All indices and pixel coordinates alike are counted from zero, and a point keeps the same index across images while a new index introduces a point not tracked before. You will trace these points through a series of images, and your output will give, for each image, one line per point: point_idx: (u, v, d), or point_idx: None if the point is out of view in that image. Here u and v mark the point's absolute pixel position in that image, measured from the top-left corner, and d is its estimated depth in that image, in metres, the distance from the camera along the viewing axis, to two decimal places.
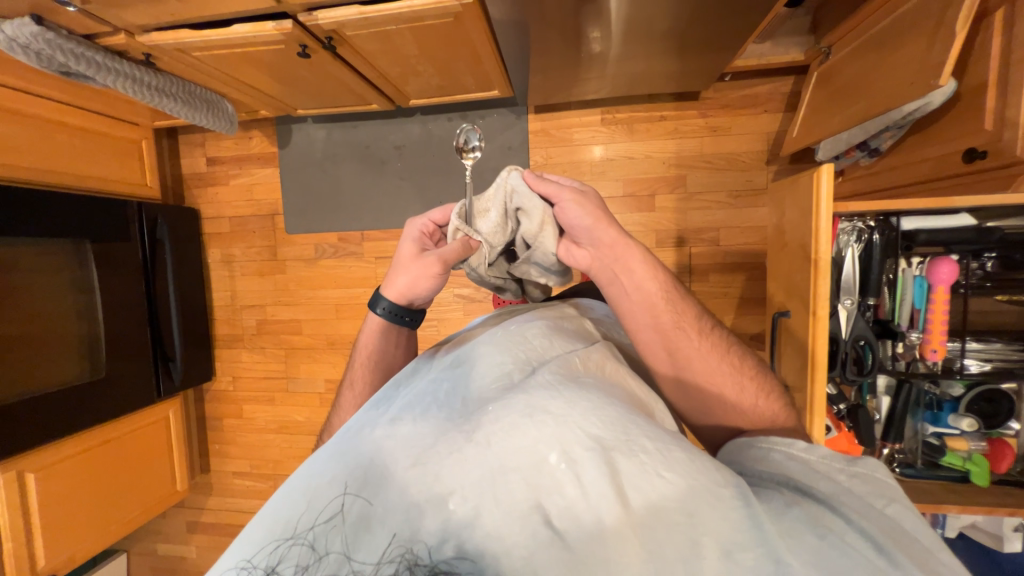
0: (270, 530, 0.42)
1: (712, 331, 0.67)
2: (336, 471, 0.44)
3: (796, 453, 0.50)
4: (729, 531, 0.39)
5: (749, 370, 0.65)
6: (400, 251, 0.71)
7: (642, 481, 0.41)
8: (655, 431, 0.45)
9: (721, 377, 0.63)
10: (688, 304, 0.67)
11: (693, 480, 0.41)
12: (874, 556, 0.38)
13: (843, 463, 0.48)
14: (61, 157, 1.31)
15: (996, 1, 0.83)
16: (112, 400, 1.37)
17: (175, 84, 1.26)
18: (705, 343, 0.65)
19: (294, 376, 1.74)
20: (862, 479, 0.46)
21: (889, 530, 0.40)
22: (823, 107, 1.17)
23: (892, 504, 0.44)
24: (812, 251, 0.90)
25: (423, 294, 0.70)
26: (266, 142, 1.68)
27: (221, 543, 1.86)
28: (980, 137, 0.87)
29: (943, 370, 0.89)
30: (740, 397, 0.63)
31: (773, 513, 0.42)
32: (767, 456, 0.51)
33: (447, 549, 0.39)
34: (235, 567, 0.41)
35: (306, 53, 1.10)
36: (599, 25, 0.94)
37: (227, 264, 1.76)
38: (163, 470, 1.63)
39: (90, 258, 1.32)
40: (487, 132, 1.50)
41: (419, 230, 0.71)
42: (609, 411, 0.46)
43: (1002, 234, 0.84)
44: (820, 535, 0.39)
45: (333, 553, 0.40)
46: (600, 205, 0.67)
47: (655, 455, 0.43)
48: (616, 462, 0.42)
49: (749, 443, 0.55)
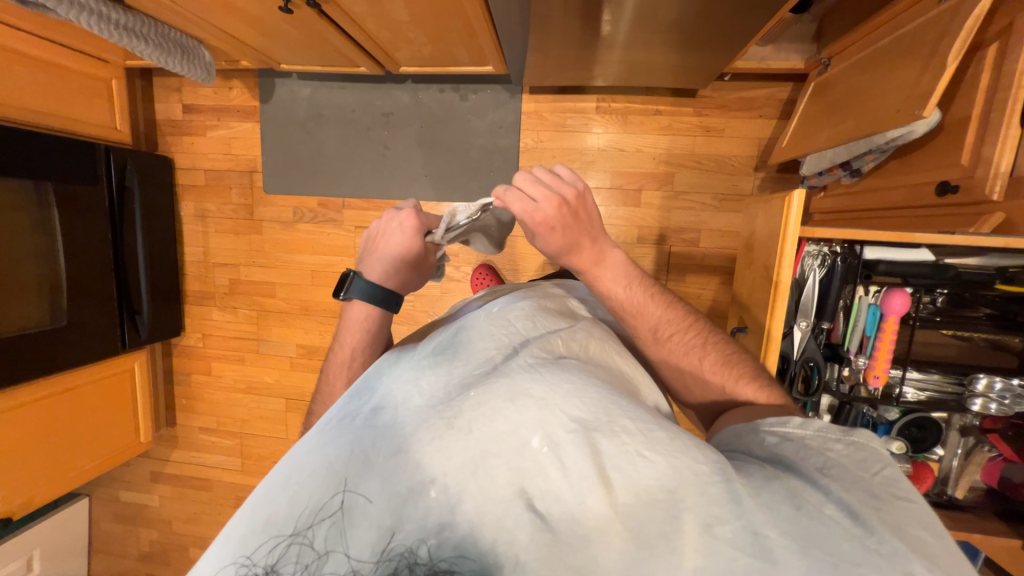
0: (260, 527, 0.43)
1: (675, 334, 0.66)
2: (322, 466, 0.45)
3: (790, 432, 0.49)
4: (709, 504, 0.40)
5: (714, 363, 0.66)
6: (404, 248, 0.70)
7: (624, 461, 0.42)
8: (636, 412, 0.46)
9: (682, 374, 0.67)
10: (649, 317, 0.65)
11: (673, 459, 0.42)
12: (850, 524, 0.39)
13: (838, 434, 0.48)
14: (22, 89, 1.22)
15: (991, 35, 0.84)
16: (73, 349, 1.34)
17: (148, 25, 1.18)
18: (662, 351, 0.66)
19: (265, 339, 1.72)
20: (857, 447, 0.47)
21: (869, 501, 0.41)
22: (813, 121, 1.18)
23: (888, 467, 0.45)
24: (774, 272, 0.95)
25: (418, 287, 0.76)
26: (246, 94, 1.59)
27: (184, 496, 1.87)
28: (954, 172, 0.91)
29: (882, 396, 0.95)
30: (705, 389, 0.66)
31: (753, 486, 0.42)
32: (759, 440, 0.50)
33: (437, 545, 0.41)
34: (234, 562, 0.42)
35: (289, 9, 1.03)
36: (610, 9, 0.91)
37: (200, 219, 1.69)
38: (127, 422, 1.61)
39: (52, 201, 1.25)
40: (480, 108, 1.46)
41: (423, 228, 0.71)
42: (591, 393, 0.47)
43: (957, 272, 0.88)
44: (798, 506, 0.40)
45: (326, 552, 0.41)
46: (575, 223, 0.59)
47: (635, 435, 0.44)
48: (597, 443, 0.43)
49: (745, 425, 0.53)
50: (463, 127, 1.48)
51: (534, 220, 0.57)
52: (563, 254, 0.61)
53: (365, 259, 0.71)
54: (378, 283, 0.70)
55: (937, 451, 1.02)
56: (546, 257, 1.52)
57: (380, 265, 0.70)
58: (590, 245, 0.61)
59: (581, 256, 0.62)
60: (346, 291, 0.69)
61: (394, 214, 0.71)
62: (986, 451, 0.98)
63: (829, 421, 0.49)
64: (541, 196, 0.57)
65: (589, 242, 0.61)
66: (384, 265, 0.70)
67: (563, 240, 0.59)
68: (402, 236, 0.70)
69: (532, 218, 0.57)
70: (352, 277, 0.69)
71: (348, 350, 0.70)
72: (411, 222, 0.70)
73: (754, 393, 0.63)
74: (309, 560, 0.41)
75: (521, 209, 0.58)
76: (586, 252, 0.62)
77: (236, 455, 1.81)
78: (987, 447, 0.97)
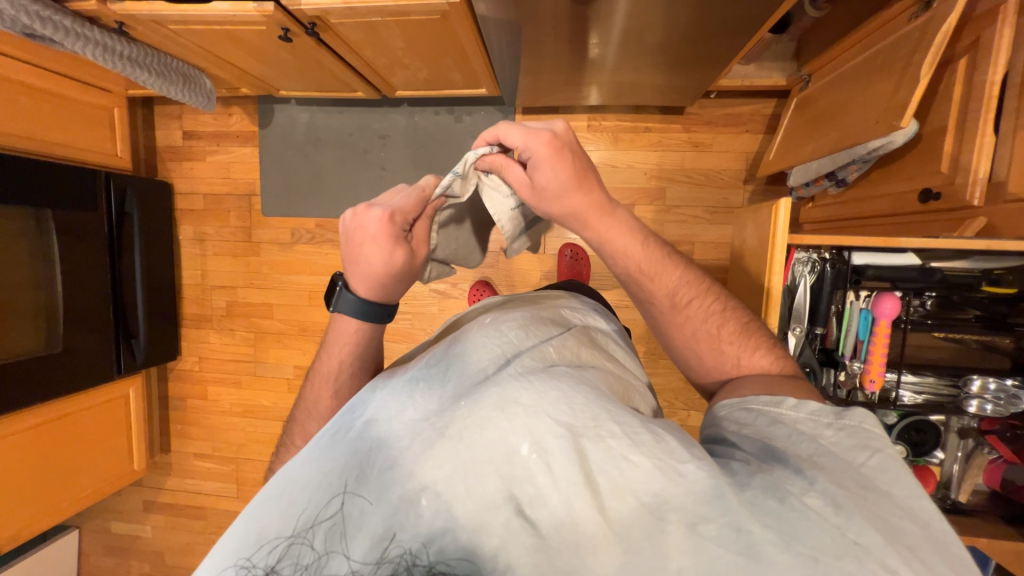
0: (259, 530, 0.43)
1: (693, 300, 0.65)
2: (320, 474, 0.45)
3: (781, 414, 0.51)
4: (693, 503, 0.40)
5: (730, 333, 0.65)
6: (381, 258, 0.60)
7: (609, 464, 0.42)
8: (624, 416, 0.46)
9: (697, 343, 0.65)
10: (667, 281, 0.65)
11: (659, 461, 0.42)
12: (832, 514, 0.39)
13: (830, 416, 0.49)
14: (27, 120, 1.25)
15: (960, 49, 0.89)
16: (68, 376, 1.32)
17: (150, 55, 1.21)
18: (680, 319, 0.65)
19: (262, 361, 1.72)
20: (847, 432, 0.47)
21: (853, 490, 0.41)
22: (798, 133, 1.22)
23: (874, 455, 0.44)
24: (765, 279, 0.97)
25: (404, 290, 0.66)
26: (246, 120, 1.63)
27: (178, 525, 1.82)
28: (936, 179, 0.94)
29: (879, 401, 0.94)
30: (717, 362, 0.65)
31: (738, 482, 0.43)
32: (753, 420, 0.51)
33: (436, 552, 0.40)
34: (233, 566, 0.42)
35: (288, 37, 1.07)
36: (599, 32, 0.95)
37: (199, 242, 1.71)
38: (120, 449, 1.58)
39: (51, 228, 1.26)
40: (475, 129, 1.50)
41: (402, 236, 0.60)
42: (579, 398, 0.46)
43: (943, 274, 0.90)
44: (780, 499, 0.40)
45: (327, 557, 0.41)
46: (576, 154, 0.59)
47: (622, 439, 0.44)
48: (584, 448, 0.43)
49: (737, 405, 0.54)
50: (458, 147, 1.52)
51: (532, 146, 0.57)
52: (567, 191, 0.59)
53: (352, 272, 0.62)
54: (366, 300, 0.64)
55: (938, 455, 1.02)
56: (544, 272, 1.54)
57: (363, 280, 0.62)
58: (594, 195, 0.60)
59: (586, 199, 0.60)
60: (334, 305, 0.65)
61: (366, 216, 0.59)
62: (987, 453, 0.98)
63: (822, 404, 0.50)
64: (545, 126, 0.59)
65: (591, 187, 0.60)
66: (361, 277, 0.62)
67: (568, 173, 0.58)
68: (379, 249, 0.60)
69: (531, 146, 0.57)
70: (339, 290, 0.64)
71: (351, 360, 0.67)
72: (385, 233, 0.59)
73: (768, 364, 0.63)
74: (309, 561, 0.41)
75: (521, 136, 0.58)
76: (590, 195, 0.60)
77: (232, 481, 1.78)
78: (987, 448, 0.97)
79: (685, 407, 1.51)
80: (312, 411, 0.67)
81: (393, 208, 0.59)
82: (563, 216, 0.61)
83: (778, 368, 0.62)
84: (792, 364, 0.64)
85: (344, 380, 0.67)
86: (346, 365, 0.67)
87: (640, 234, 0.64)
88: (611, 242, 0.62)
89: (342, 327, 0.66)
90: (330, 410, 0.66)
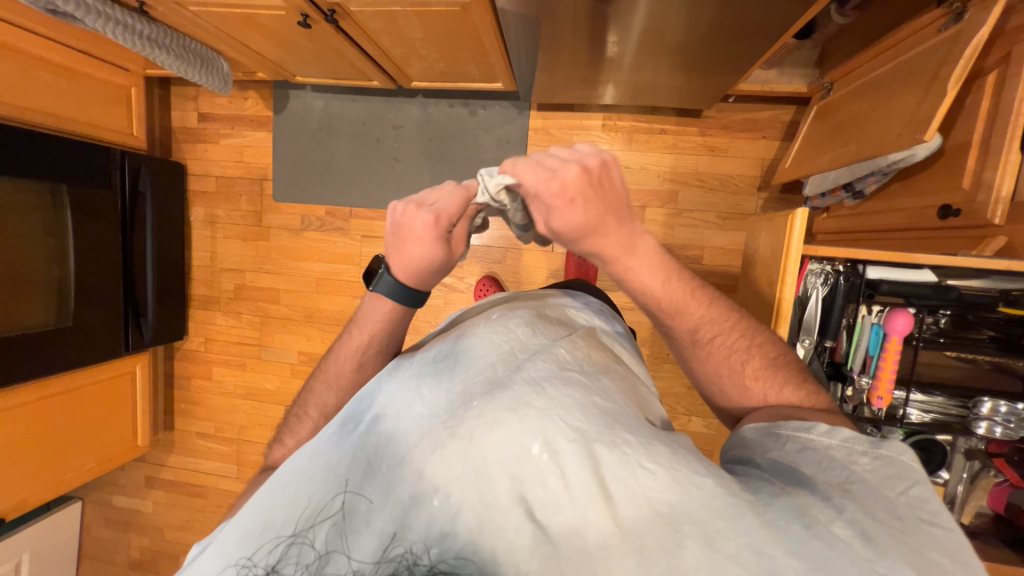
0: (261, 529, 0.44)
1: (717, 336, 0.63)
2: (331, 472, 0.46)
3: (814, 441, 0.50)
4: (711, 516, 0.39)
5: (755, 369, 0.63)
6: (426, 256, 0.61)
7: (625, 473, 0.42)
8: (639, 426, 0.46)
9: (720, 378, 0.64)
10: (690, 318, 0.63)
11: (675, 472, 0.42)
12: (862, 546, 0.38)
13: (866, 445, 0.48)
14: (45, 95, 1.26)
15: (990, 63, 0.87)
16: (77, 350, 1.34)
17: (169, 36, 1.21)
18: (702, 354, 0.64)
19: (268, 345, 1.73)
20: (884, 461, 0.46)
21: (889, 523, 0.40)
22: (817, 142, 1.20)
23: (915, 486, 0.44)
24: (777, 291, 0.96)
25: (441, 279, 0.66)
26: (261, 104, 1.64)
27: (177, 501, 1.85)
28: (956, 195, 0.92)
29: (886, 417, 0.94)
30: (741, 399, 0.63)
31: (760, 501, 0.42)
32: (781, 446, 0.51)
33: (443, 552, 0.41)
34: (234, 564, 0.43)
35: (307, 23, 1.07)
36: (618, 30, 0.93)
37: (210, 224, 1.72)
38: (125, 425, 1.61)
39: (66, 203, 1.27)
40: (489, 123, 1.49)
41: (444, 236, 0.60)
42: (593, 406, 0.46)
43: (959, 293, 0.88)
44: (806, 525, 0.39)
45: (331, 554, 0.42)
46: (599, 193, 0.52)
47: (638, 448, 0.43)
48: (598, 455, 0.42)
49: (766, 428, 0.54)
50: (471, 141, 1.51)
51: (545, 193, 0.51)
52: (587, 236, 0.54)
53: (390, 255, 0.63)
54: (407, 288, 0.64)
55: (941, 475, 1.00)
56: (551, 270, 1.54)
57: (406, 271, 0.63)
58: (618, 237, 0.56)
59: (609, 241, 0.56)
60: (373, 285, 0.65)
61: (415, 216, 0.59)
62: (992, 475, 0.97)
63: (857, 432, 0.49)
64: (560, 165, 0.51)
65: (614, 230, 0.55)
66: (405, 267, 0.62)
67: (584, 220, 0.52)
68: (423, 248, 0.60)
69: (545, 192, 0.51)
70: (380, 272, 0.64)
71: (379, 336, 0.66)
72: (430, 234, 0.59)
73: (799, 402, 0.60)
74: (310, 561, 0.42)
75: (534, 178, 0.51)
76: (614, 237, 0.56)
77: (232, 462, 1.80)
78: (992, 471, 0.96)
79: (686, 412, 1.51)
80: (332, 383, 0.67)
81: (440, 211, 0.58)
82: (590, 256, 0.57)
83: (810, 403, 0.59)
84: (825, 399, 0.61)
85: (371, 354, 0.67)
86: (375, 342, 0.66)
87: (664, 272, 0.61)
88: (631, 279, 0.59)
89: (376, 307, 0.66)
90: (357, 384, 0.66)
